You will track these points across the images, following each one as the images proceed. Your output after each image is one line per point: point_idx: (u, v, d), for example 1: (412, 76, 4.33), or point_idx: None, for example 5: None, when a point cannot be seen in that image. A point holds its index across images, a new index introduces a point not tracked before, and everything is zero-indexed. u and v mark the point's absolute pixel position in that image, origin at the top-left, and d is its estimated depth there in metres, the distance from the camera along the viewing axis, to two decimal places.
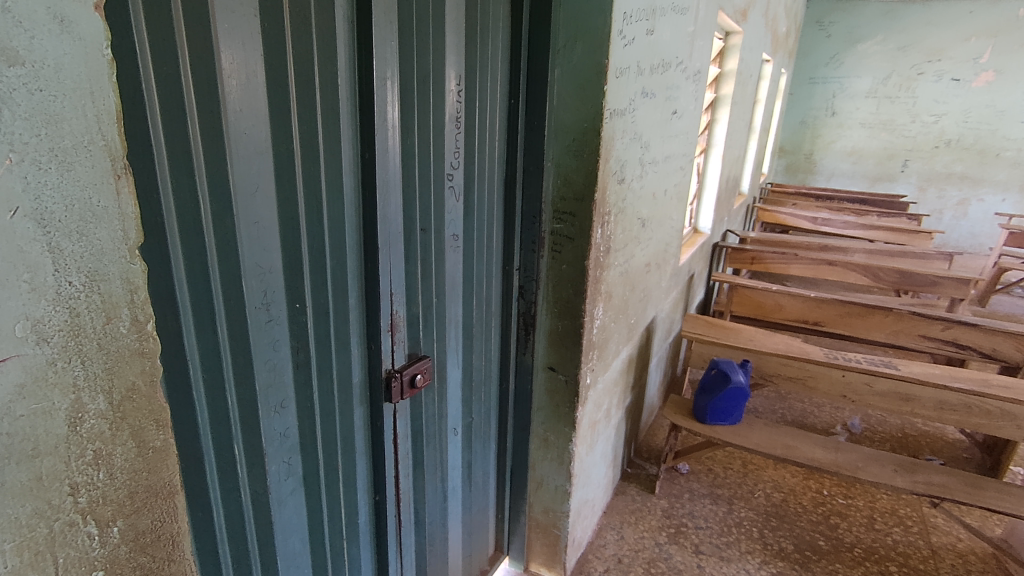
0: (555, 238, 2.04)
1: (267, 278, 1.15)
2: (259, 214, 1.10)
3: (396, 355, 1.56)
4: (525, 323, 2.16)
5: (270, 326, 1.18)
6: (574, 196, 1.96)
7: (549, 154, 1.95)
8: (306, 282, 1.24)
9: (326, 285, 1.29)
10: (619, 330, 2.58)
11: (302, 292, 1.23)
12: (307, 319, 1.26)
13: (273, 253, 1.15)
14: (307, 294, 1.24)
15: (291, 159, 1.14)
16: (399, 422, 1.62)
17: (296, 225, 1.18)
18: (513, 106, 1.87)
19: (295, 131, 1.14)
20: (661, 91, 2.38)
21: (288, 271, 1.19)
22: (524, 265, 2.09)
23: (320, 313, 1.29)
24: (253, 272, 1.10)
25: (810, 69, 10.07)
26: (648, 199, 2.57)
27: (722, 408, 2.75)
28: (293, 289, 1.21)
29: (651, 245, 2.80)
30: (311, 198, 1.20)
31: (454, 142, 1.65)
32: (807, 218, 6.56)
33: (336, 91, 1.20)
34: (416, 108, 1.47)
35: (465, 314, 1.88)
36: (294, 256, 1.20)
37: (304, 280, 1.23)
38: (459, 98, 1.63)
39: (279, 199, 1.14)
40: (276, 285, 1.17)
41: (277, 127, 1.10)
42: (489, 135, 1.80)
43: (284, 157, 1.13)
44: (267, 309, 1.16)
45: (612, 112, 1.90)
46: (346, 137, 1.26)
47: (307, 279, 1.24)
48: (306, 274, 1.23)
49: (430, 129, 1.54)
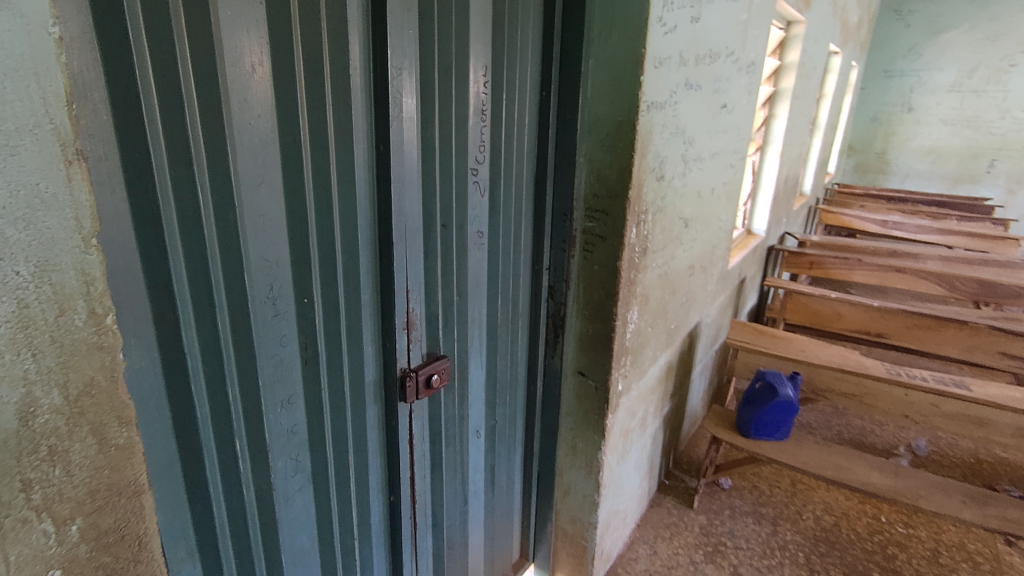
0: (586, 238, 1.95)
1: (274, 272, 1.13)
2: (264, 206, 1.08)
3: (412, 354, 1.52)
4: (554, 325, 2.08)
5: (276, 320, 1.16)
6: (608, 193, 1.87)
7: (582, 150, 1.87)
8: (315, 276, 1.21)
9: (337, 280, 1.26)
10: (657, 336, 2.46)
11: (311, 286, 1.21)
12: (316, 315, 1.24)
13: (280, 247, 1.13)
14: (316, 289, 1.22)
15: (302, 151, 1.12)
16: (415, 422, 1.58)
17: (305, 219, 1.16)
18: (544, 99, 1.79)
19: (303, 122, 1.11)
20: (707, 82, 2.24)
21: (296, 265, 1.17)
22: (554, 264, 2.01)
23: (330, 308, 1.27)
24: (258, 265, 1.09)
25: (885, 63, 9.43)
26: (692, 198, 2.43)
27: (768, 422, 2.57)
28: (301, 284, 1.19)
29: (695, 246, 2.65)
30: (320, 190, 1.18)
31: (478, 136, 1.60)
32: (876, 221, 6.13)
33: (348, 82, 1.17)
34: (436, 100, 1.42)
35: (487, 314, 1.83)
36: (303, 250, 1.17)
37: (314, 273, 1.21)
38: (484, 91, 1.58)
39: (287, 192, 1.12)
40: (283, 279, 1.15)
41: (284, 118, 1.08)
42: (517, 129, 1.74)
43: (294, 150, 1.11)
44: (273, 304, 1.14)
45: (650, 105, 1.80)
46: (359, 129, 1.23)
47: (317, 273, 1.22)
48: (315, 268, 1.21)
49: (452, 122, 1.49)
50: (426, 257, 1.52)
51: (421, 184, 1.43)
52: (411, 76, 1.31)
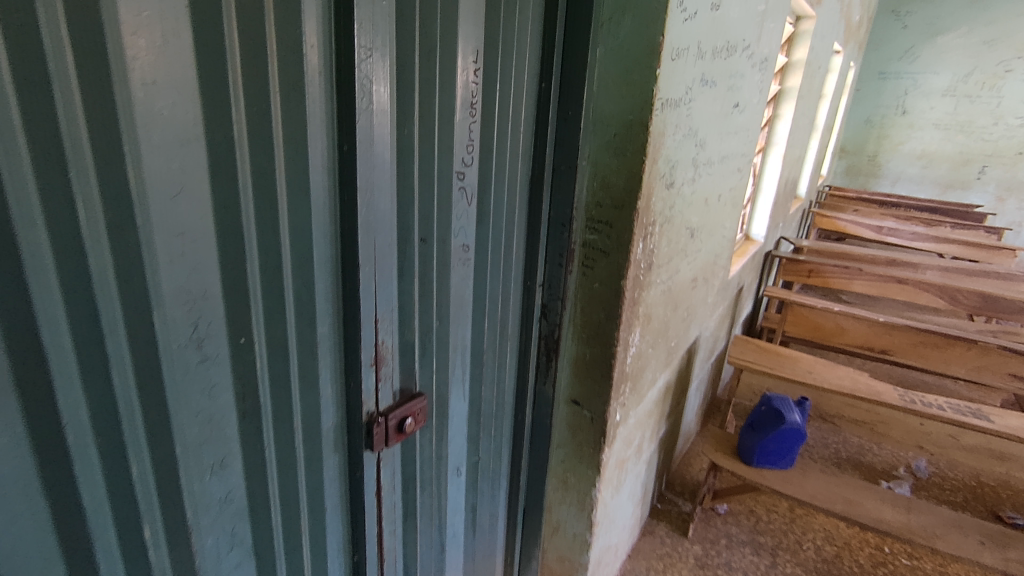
0: (585, 252, 1.75)
1: (199, 306, 0.87)
2: (184, 222, 0.82)
3: (382, 394, 1.28)
4: (547, 348, 1.85)
5: (202, 368, 0.90)
6: (614, 203, 1.66)
7: (585, 152, 1.63)
8: (257, 309, 0.96)
9: (285, 311, 1.01)
10: (657, 356, 2.25)
11: (251, 321, 0.95)
12: (257, 356, 0.98)
13: (208, 274, 0.87)
14: (259, 324, 0.97)
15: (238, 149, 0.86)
16: (384, 471, 1.34)
17: (242, 237, 0.90)
18: (544, 91, 1.54)
19: (239, 113, 0.85)
20: (722, 79, 2.01)
21: (229, 296, 0.91)
22: (548, 280, 1.77)
23: (276, 347, 1.01)
24: (176, 299, 0.83)
25: (880, 64, 9.33)
26: (700, 206, 2.21)
27: (772, 450, 2.38)
28: (237, 319, 0.93)
29: (699, 257, 2.43)
30: (263, 200, 0.92)
31: (466, 133, 1.35)
32: (871, 226, 6.01)
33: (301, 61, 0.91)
34: (416, 89, 1.16)
35: (470, 338, 1.58)
36: (238, 276, 0.92)
37: (256, 305, 0.96)
38: (475, 80, 1.33)
39: (216, 202, 0.86)
40: (212, 314, 0.90)
41: (213, 106, 0.82)
42: (511, 126, 1.48)
43: (226, 147, 0.84)
44: (198, 347, 0.89)
45: (665, 102, 1.57)
46: (316, 122, 0.97)
47: (259, 304, 0.96)
48: (256, 298, 0.96)
49: (435, 117, 1.24)
50: (401, 278, 1.27)
51: (396, 191, 1.18)
52: (385, 57, 1.05)
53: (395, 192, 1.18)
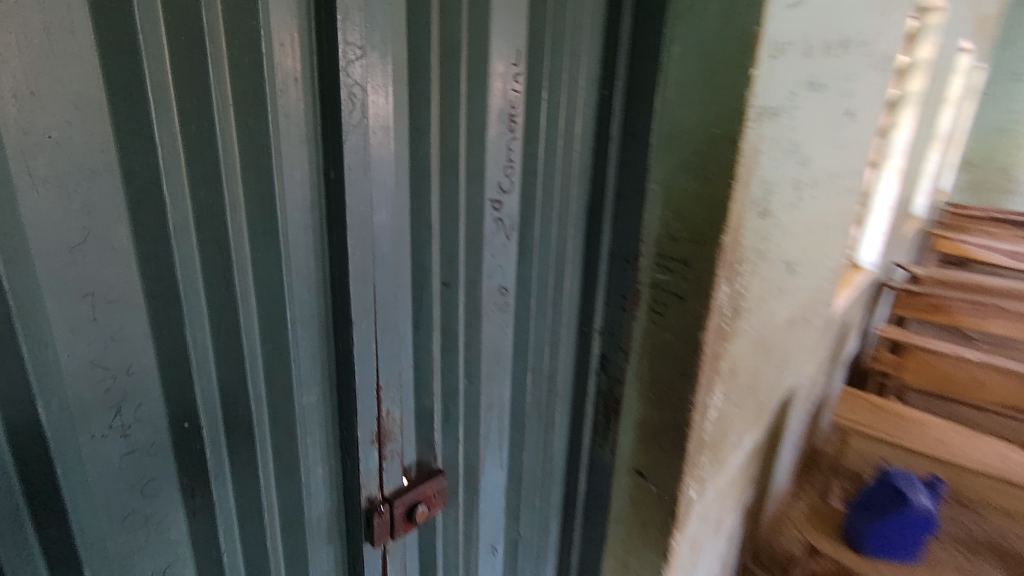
0: (654, 294, 1.41)
1: (121, 385, 0.67)
2: (93, 277, 0.62)
3: (388, 474, 1.03)
4: (606, 407, 1.54)
5: (129, 460, 0.70)
6: (692, 237, 1.32)
7: (654, 173, 1.29)
8: (210, 384, 0.75)
9: (252, 384, 0.79)
10: (744, 414, 1.88)
11: (201, 401, 0.74)
12: (204, 444, 0.76)
13: (134, 344, 0.67)
14: (212, 401, 0.76)
15: (172, 180, 0.64)
16: (392, 565, 1.09)
17: (183, 296, 0.68)
18: (606, 100, 1.26)
19: (177, 135, 0.64)
20: (834, 82, 1.64)
21: (167, 368, 0.70)
22: (609, 326, 1.46)
23: (238, 430, 0.79)
24: (83, 378, 0.64)
25: (1014, 64, 8.18)
26: (801, 236, 1.82)
27: (894, 540, 2.12)
28: (178, 399, 0.72)
29: (798, 295, 2.03)
30: (213, 246, 0.70)
31: (504, 153, 1.10)
32: (1007, 251, 5.14)
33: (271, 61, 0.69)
34: (433, 99, 0.93)
35: (506, 397, 1.32)
36: (177, 345, 0.70)
37: (207, 379, 0.74)
38: (515, 88, 1.08)
39: (143, 251, 0.65)
40: (142, 393, 0.69)
41: (130, 125, 0.60)
42: (564, 143, 1.22)
43: (155, 179, 0.63)
44: (123, 434, 0.69)
45: (761, 111, 1.25)
46: (290, 142, 0.75)
47: (213, 377, 0.75)
48: (209, 369, 0.74)
49: (461, 133, 0.99)
50: (413, 331, 1.04)
51: (404, 226, 0.93)
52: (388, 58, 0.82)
53: (404, 229, 0.93)
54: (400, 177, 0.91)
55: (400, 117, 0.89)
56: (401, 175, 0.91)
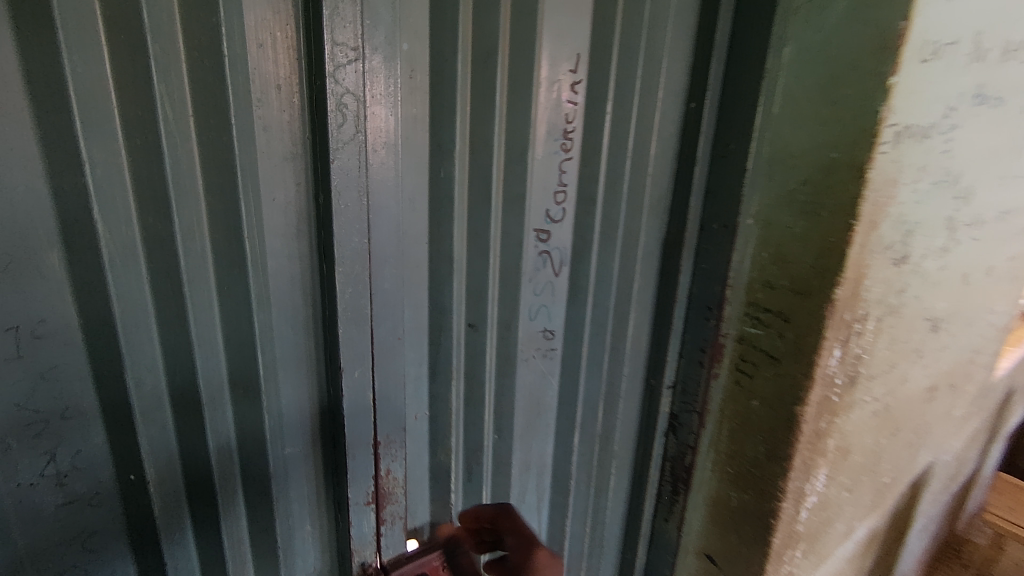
0: (740, 350, 1.16)
1: (55, 430, 0.57)
2: (13, 308, 0.52)
3: (390, 539, 0.90)
4: (674, 475, 1.31)
5: (66, 511, 0.60)
6: (791, 285, 1.05)
7: (749, 207, 1.06)
8: (166, 435, 0.63)
9: (220, 435, 0.67)
10: (856, 500, 1.52)
11: (150, 451, 0.63)
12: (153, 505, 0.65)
13: (68, 387, 0.57)
14: (166, 452, 0.64)
15: (108, 202, 0.53)
16: None
17: (123, 337, 0.57)
18: (693, 114, 1.05)
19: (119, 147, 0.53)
20: (1017, 94, 1.26)
21: (111, 413, 0.60)
22: (683, 382, 1.24)
23: (200, 486, 0.68)
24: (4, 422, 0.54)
25: None
26: (954, 288, 1.44)
27: None
28: (123, 450, 0.61)
29: (945, 359, 1.63)
30: (165, 280, 0.59)
31: (555, 175, 0.92)
32: None
33: (245, 65, 0.58)
34: (462, 112, 0.78)
35: (547, 454, 1.14)
36: (120, 386, 0.59)
37: (162, 426, 0.63)
38: (571, 99, 0.91)
39: (78, 278, 0.54)
40: (84, 438, 0.59)
41: (57, 137, 0.50)
42: (635, 165, 1.02)
43: (86, 200, 0.52)
44: (58, 484, 0.59)
45: (900, 130, 0.92)
46: (269, 161, 0.62)
47: (171, 421, 0.64)
48: (163, 415, 0.63)
49: (497, 151, 0.84)
50: (428, 377, 0.90)
51: (420, 259, 0.81)
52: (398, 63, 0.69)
53: (417, 262, 0.81)
54: (414, 202, 0.78)
55: (417, 132, 0.76)
56: (415, 202, 0.78)
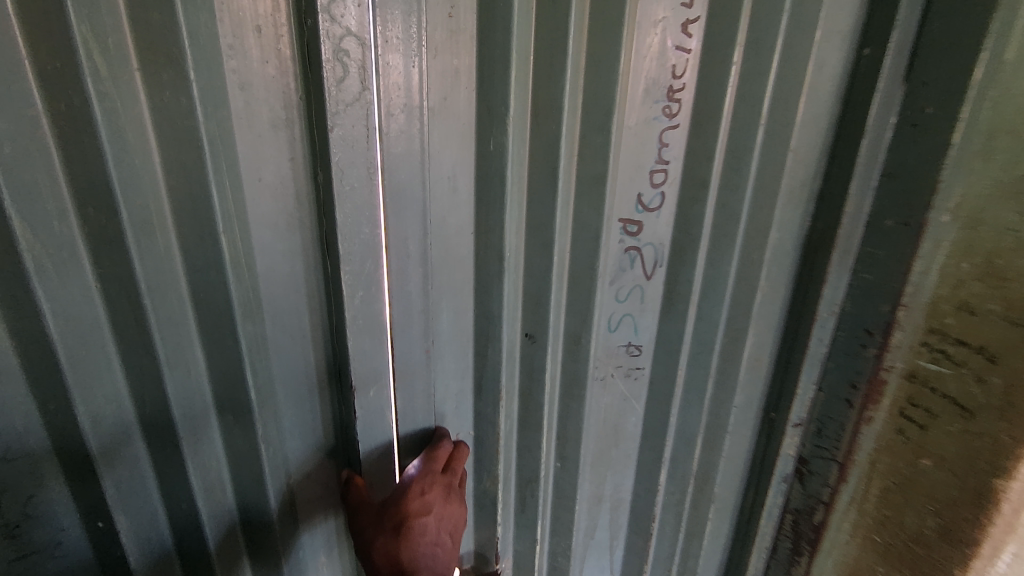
0: (909, 392, 0.85)
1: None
2: None
3: None
4: (796, 529, 1.04)
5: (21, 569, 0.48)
6: (1005, 313, 0.73)
7: (948, 199, 0.74)
8: (139, 474, 0.51)
9: (205, 476, 0.55)
10: None
11: (118, 496, 0.50)
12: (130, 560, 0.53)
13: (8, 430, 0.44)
14: (142, 493, 0.52)
15: (29, 193, 0.41)
16: None
17: (68, 369, 0.45)
18: (865, 65, 0.75)
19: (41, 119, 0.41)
20: None
21: (69, 457, 0.47)
22: (818, 419, 0.95)
23: (188, 535, 0.56)
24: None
25: None
26: None
27: None
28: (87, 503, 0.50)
29: None
30: (117, 285, 0.47)
31: (652, 151, 0.71)
32: None
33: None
34: (519, 66, 0.60)
35: (625, 488, 0.96)
36: (71, 421, 0.47)
37: (133, 463, 0.51)
38: (682, 46, 0.67)
39: (0, 287, 0.42)
40: (36, 482, 0.47)
41: None
42: (773, 137, 0.74)
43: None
44: (9, 537, 0.46)
45: None
46: (247, 131, 0.50)
47: (145, 451, 0.51)
48: (135, 452, 0.51)
49: (567, 119, 0.65)
50: (471, 392, 0.75)
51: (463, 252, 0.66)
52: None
53: (462, 255, 0.66)
54: (454, 181, 0.63)
55: (458, 92, 0.60)
56: (454, 179, 0.63)
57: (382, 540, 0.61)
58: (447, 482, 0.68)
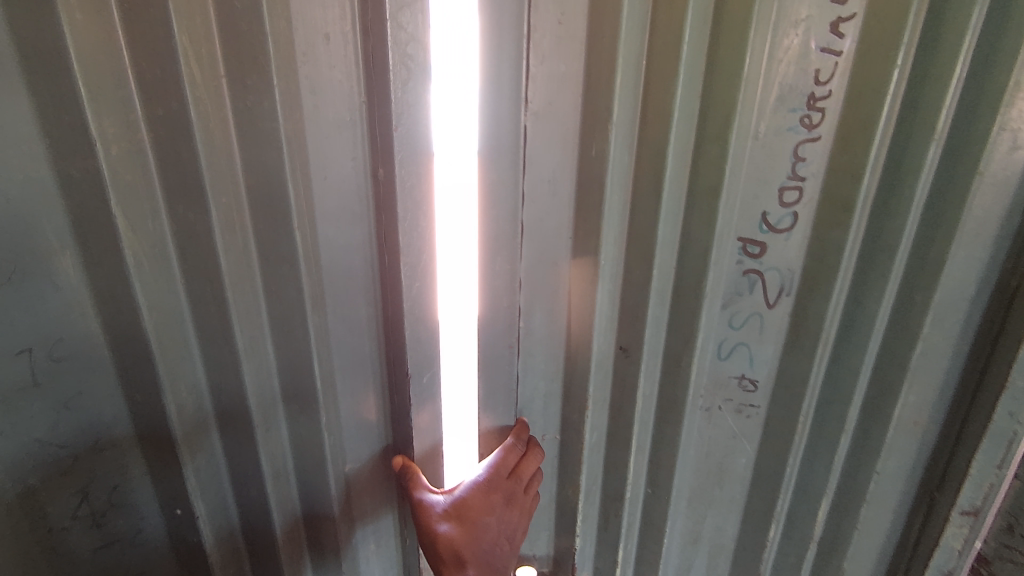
0: None
1: (85, 465, 0.47)
2: (37, 323, 0.43)
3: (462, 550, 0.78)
4: None
5: (106, 554, 0.51)
6: None
7: None
8: (213, 459, 0.55)
9: (279, 456, 0.59)
10: None
11: (196, 482, 0.53)
12: (204, 537, 0.56)
13: (109, 416, 0.48)
14: (215, 476, 0.55)
15: (128, 191, 0.44)
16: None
17: (159, 358, 0.48)
18: None
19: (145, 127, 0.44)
20: None
21: (152, 446, 0.50)
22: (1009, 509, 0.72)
23: (255, 516, 0.60)
24: (25, 463, 0.44)
25: None
26: None
27: None
28: (172, 485, 0.53)
29: None
30: (203, 283, 0.49)
31: (786, 165, 0.59)
32: None
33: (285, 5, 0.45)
34: (626, 63, 0.54)
35: (727, 534, 0.80)
36: (159, 410, 0.49)
37: (209, 450, 0.54)
38: (831, 48, 0.54)
39: (99, 287, 0.45)
40: (120, 473, 0.50)
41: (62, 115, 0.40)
42: (949, 152, 0.58)
43: (100, 188, 0.42)
44: (95, 525, 0.49)
45: None
46: (316, 130, 0.50)
47: (219, 442, 0.55)
48: (211, 439, 0.54)
49: (682, 121, 0.57)
50: (541, 407, 0.71)
51: (551, 260, 0.63)
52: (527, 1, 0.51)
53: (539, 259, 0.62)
54: (554, 185, 0.59)
55: (564, 96, 0.56)
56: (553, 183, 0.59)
57: (444, 531, 0.62)
58: (510, 490, 0.66)
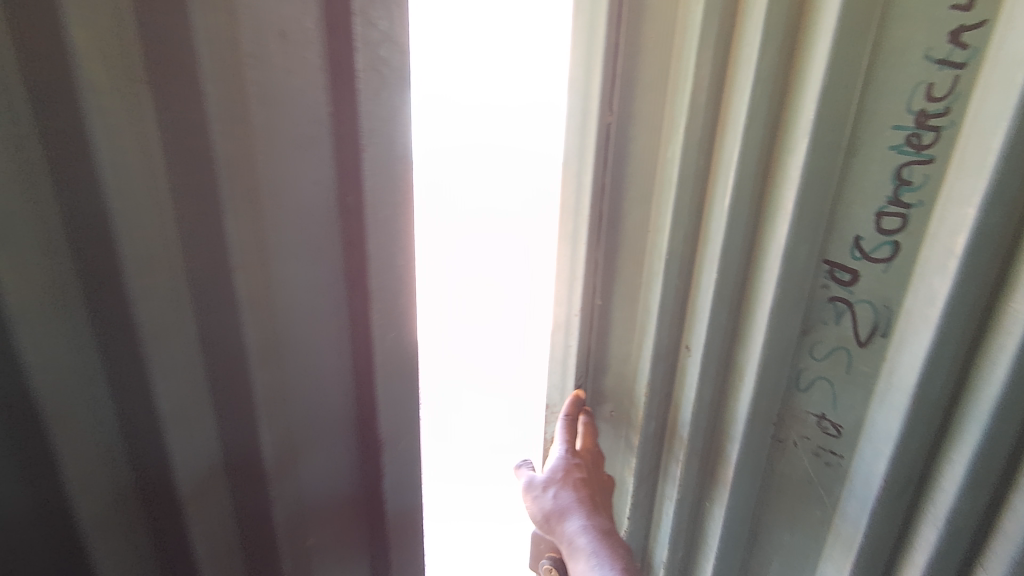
0: None
1: None
2: None
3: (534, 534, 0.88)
4: None
5: None
6: None
7: None
8: (140, 542, 0.48)
9: (226, 520, 0.54)
10: None
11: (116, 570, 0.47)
12: None
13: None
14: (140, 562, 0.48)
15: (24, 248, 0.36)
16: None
17: (63, 437, 0.41)
18: None
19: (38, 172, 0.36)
20: None
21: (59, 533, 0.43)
22: None
23: None
24: None
25: None
26: None
27: None
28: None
29: None
30: (120, 344, 0.42)
31: (886, 186, 0.59)
32: None
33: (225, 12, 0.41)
34: (695, 84, 0.65)
35: (798, 554, 0.78)
36: (66, 496, 0.42)
37: (132, 532, 0.47)
38: (950, 59, 0.53)
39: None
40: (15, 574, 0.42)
41: None
42: None
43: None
44: None
45: None
46: (268, 152, 0.47)
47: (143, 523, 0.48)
48: (133, 520, 0.47)
49: (749, 145, 0.64)
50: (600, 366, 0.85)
51: (626, 240, 0.77)
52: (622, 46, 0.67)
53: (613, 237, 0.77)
54: (643, 177, 0.74)
55: (641, 115, 0.70)
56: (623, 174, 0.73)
57: (529, 513, 0.79)
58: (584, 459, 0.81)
